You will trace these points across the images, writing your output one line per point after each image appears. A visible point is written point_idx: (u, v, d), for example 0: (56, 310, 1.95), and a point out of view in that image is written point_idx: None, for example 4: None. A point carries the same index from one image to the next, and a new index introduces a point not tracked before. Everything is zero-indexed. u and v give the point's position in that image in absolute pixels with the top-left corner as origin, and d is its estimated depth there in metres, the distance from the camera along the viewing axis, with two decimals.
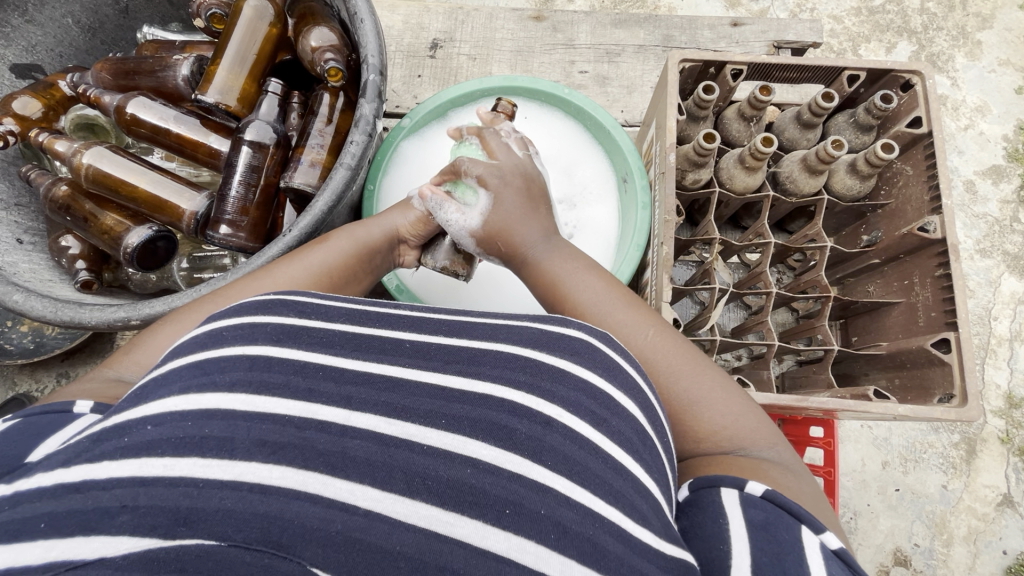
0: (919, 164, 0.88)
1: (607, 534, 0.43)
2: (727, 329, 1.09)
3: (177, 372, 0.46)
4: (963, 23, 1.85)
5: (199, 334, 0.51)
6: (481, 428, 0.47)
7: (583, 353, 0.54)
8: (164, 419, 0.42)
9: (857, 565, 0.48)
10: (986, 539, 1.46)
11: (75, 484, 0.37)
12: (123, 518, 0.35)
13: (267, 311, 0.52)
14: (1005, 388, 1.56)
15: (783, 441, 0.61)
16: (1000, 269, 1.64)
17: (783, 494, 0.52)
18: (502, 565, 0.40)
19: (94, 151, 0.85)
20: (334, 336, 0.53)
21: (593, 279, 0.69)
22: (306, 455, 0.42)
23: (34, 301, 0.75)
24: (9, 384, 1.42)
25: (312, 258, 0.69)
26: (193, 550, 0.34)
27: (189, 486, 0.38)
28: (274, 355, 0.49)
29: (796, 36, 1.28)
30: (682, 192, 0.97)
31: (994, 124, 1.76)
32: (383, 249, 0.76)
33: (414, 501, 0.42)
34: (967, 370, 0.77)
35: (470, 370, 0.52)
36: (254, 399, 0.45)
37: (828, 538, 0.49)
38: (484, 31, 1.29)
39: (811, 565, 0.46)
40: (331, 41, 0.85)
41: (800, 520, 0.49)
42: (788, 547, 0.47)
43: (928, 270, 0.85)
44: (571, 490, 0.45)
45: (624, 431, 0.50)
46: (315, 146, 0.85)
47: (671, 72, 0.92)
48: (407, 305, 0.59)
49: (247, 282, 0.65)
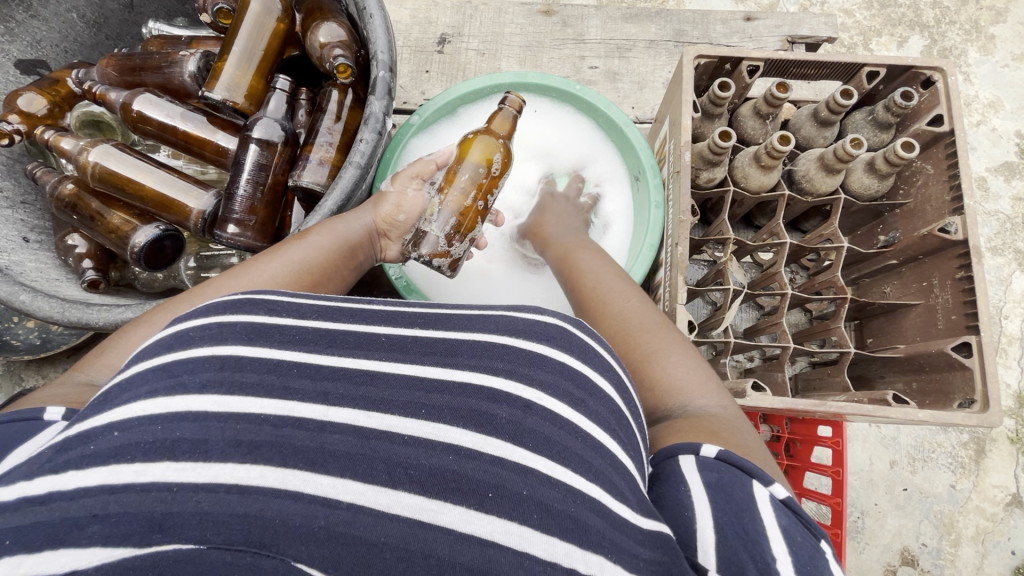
0: (940, 163, 0.86)
1: (586, 510, 0.42)
2: (740, 330, 1.07)
3: (143, 375, 0.45)
4: (977, 17, 1.81)
5: (164, 337, 0.49)
6: (461, 416, 0.46)
7: (558, 337, 0.53)
8: (132, 424, 0.41)
9: (805, 514, 0.48)
10: (994, 539, 1.45)
11: (40, 497, 0.36)
12: (93, 529, 0.35)
13: (237, 311, 0.51)
14: (1015, 387, 1.54)
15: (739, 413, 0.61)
16: (1011, 267, 1.62)
17: (735, 453, 0.52)
18: (488, 549, 0.39)
19: (100, 149, 0.84)
20: (307, 333, 0.51)
21: (597, 255, 0.83)
22: (284, 453, 0.41)
23: (41, 301, 0.74)
24: (15, 379, 1.42)
25: (292, 254, 0.67)
26: (172, 556, 0.34)
27: (162, 491, 0.37)
28: (246, 355, 0.48)
29: (811, 31, 1.26)
30: (695, 191, 0.95)
31: (1007, 119, 1.73)
32: (365, 239, 0.77)
33: (396, 491, 0.41)
34: (988, 374, 0.75)
35: (450, 360, 0.51)
36: (227, 399, 0.44)
37: (776, 489, 0.49)
38: (492, 26, 1.27)
39: (766, 521, 0.46)
40: (340, 37, 0.84)
41: (750, 476, 0.49)
42: (745, 506, 0.47)
43: (948, 272, 0.84)
44: (551, 470, 0.43)
45: (601, 411, 0.50)
46: (323, 144, 0.83)
47: (686, 68, 0.90)
48: (383, 299, 0.58)
49: (222, 284, 0.62)
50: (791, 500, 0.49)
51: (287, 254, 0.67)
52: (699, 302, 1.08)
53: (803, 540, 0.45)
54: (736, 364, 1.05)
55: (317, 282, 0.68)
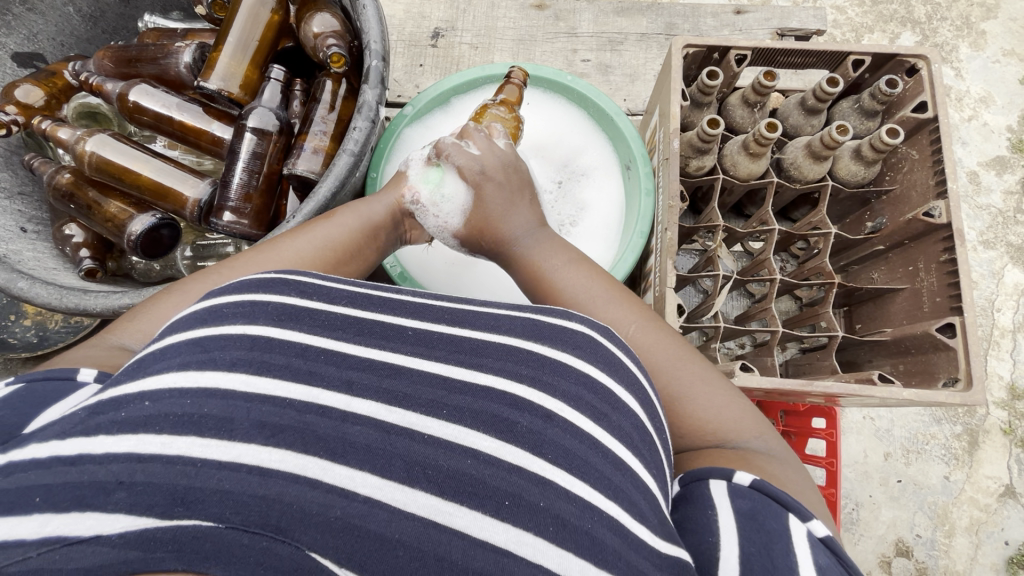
0: (924, 149, 0.88)
1: (602, 527, 0.43)
2: (730, 317, 1.08)
3: (177, 347, 0.46)
4: (967, 14, 1.83)
5: (198, 310, 0.50)
6: (483, 421, 0.47)
7: (584, 347, 0.54)
8: (162, 395, 0.42)
9: (844, 555, 0.49)
10: (988, 530, 1.46)
11: (71, 457, 0.37)
12: (119, 495, 0.36)
13: (268, 290, 0.52)
14: (1008, 379, 1.56)
15: (773, 431, 0.61)
16: (1003, 260, 1.63)
17: (773, 484, 0.53)
18: (502, 557, 0.40)
19: (96, 139, 0.85)
20: (337, 319, 0.52)
21: (579, 273, 0.69)
22: (306, 441, 0.42)
23: (38, 288, 0.75)
24: (12, 376, 1.42)
25: (318, 231, 0.68)
26: (192, 531, 0.34)
27: (187, 465, 0.38)
28: (276, 336, 0.49)
29: (800, 24, 1.28)
30: (685, 179, 0.97)
31: (998, 114, 1.75)
32: (390, 221, 0.74)
33: (414, 490, 0.42)
34: (971, 353, 0.77)
35: (474, 362, 0.52)
36: (255, 380, 0.45)
37: (815, 527, 0.49)
38: (486, 20, 1.28)
39: (799, 556, 0.47)
40: (334, 27, 0.85)
41: (787, 509, 0.50)
42: (775, 538, 0.48)
43: (933, 256, 0.85)
44: (571, 485, 0.45)
45: (624, 426, 0.50)
46: (318, 133, 0.85)
47: (675, 57, 0.91)
48: (411, 290, 0.58)
49: (250, 258, 0.64)
50: (831, 538, 0.49)
51: (310, 237, 0.67)
52: (690, 290, 1.09)
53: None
54: (726, 351, 1.06)
55: (340, 260, 0.68)
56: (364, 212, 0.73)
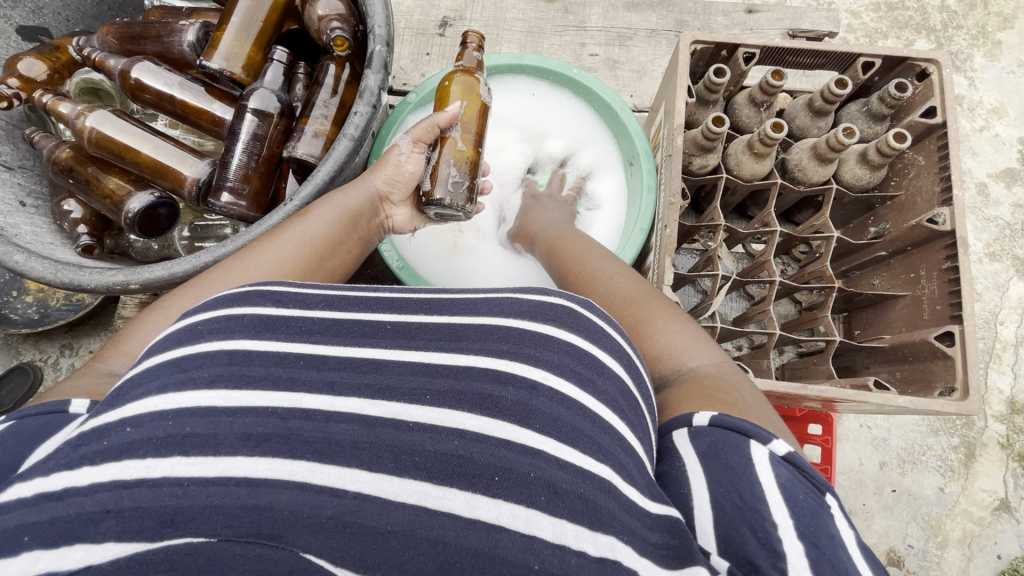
0: (931, 155, 0.87)
1: (596, 490, 0.43)
2: (728, 319, 1.08)
3: (155, 370, 0.46)
4: (984, 23, 1.81)
5: (173, 332, 0.49)
6: (467, 401, 0.46)
7: (565, 318, 0.53)
8: (144, 420, 0.41)
9: (809, 469, 0.48)
10: (981, 543, 1.45)
11: (57, 492, 0.37)
12: (108, 524, 0.36)
13: (243, 303, 0.51)
14: (1008, 393, 1.55)
15: (741, 371, 0.60)
16: (1009, 273, 1.62)
17: (732, 415, 0.52)
18: (495, 532, 0.39)
19: (97, 115, 0.85)
20: (314, 325, 0.52)
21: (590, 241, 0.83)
22: (292, 445, 0.41)
23: (34, 262, 0.75)
24: (12, 353, 1.42)
25: (293, 231, 0.69)
26: (183, 548, 0.35)
27: (175, 485, 0.38)
28: (253, 348, 0.48)
29: (812, 25, 1.26)
30: (688, 177, 0.95)
31: (1011, 126, 1.73)
32: (365, 213, 0.77)
33: (402, 478, 0.41)
34: (969, 363, 0.76)
35: (455, 346, 0.51)
36: (235, 394, 0.44)
37: (776, 447, 0.48)
38: (494, 11, 1.27)
39: (764, 484, 0.46)
40: (338, 10, 0.84)
41: (747, 436, 0.49)
42: (740, 472, 0.47)
43: (935, 263, 0.84)
44: (560, 452, 0.44)
45: (610, 390, 0.50)
46: (319, 117, 0.84)
47: (682, 53, 0.91)
48: (388, 287, 0.58)
49: (227, 268, 0.64)
50: (794, 454, 0.48)
51: (289, 237, 0.68)
52: (689, 289, 1.08)
53: (804, 495, 0.45)
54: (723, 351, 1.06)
55: (319, 259, 0.69)
56: (340, 204, 0.75)
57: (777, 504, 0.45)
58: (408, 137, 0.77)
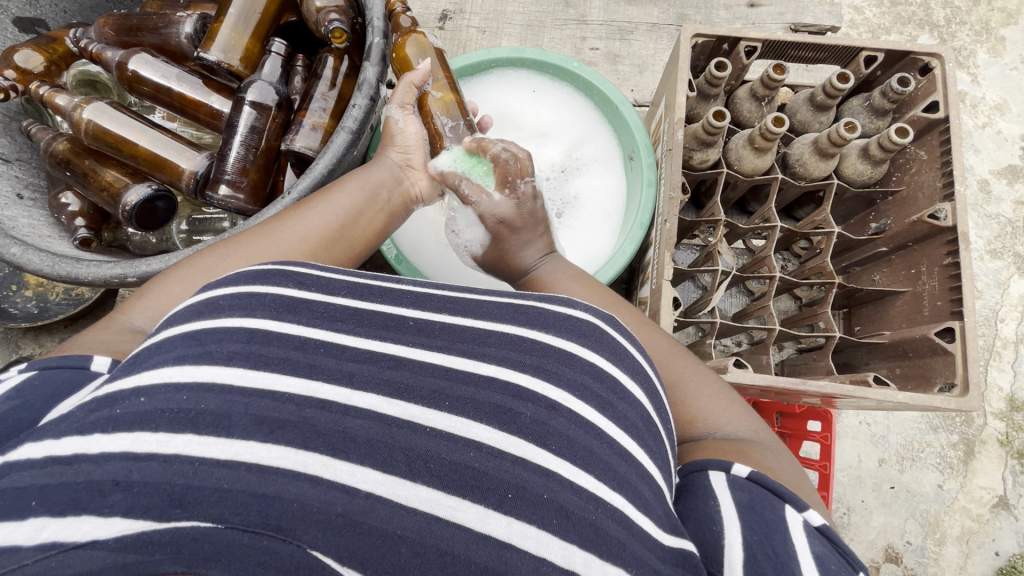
0: (933, 151, 0.86)
1: (609, 519, 0.43)
2: (728, 314, 1.08)
3: (171, 340, 0.46)
4: (987, 19, 1.80)
5: (194, 303, 0.49)
6: (485, 413, 0.46)
7: (589, 336, 0.53)
8: (157, 390, 0.41)
9: (841, 544, 0.49)
10: (978, 540, 1.45)
11: (67, 457, 0.37)
12: (115, 498, 0.35)
13: (265, 282, 0.51)
14: (1007, 390, 1.54)
15: (766, 426, 0.60)
16: (1010, 270, 1.61)
17: (768, 476, 0.52)
18: (505, 551, 0.39)
19: (94, 106, 0.84)
20: (336, 310, 0.52)
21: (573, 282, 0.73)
22: (306, 436, 0.41)
23: (31, 254, 0.75)
24: (11, 346, 1.42)
25: (318, 206, 0.67)
26: (191, 533, 0.34)
27: (185, 464, 0.38)
28: (274, 329, 0.48)
29: (814, 19, 1.25)
30: (688, 172, 0.95)
31: (1013, 123, 1.72)
32: (389, 186, 0.76)
33: (415, 484, 0.41)
34: (969, 360, 0.76)
35: (479, 352, 0.51)
36: (253, 373, 0.44)
37: (811, 515, 0.49)
38: (495, 4, 1.26)
39: (796, 543, 0.47)
40: (337, 2, 0.83)
41: (784, 500, 0.50)
42: (775, 528, 0.47)
43: (936, 259, 0.84)
44: (574, 476, 0.44)
45: (629, 415, 0.50)
46: (317, 110, 0.84)
47: (683, 47, 0.90)
48: (399, 279, 0.57)
49: (249, 239, 0.63)
50: (827, 526, 0.49)
51: (312, 210, 0.67)
52: (689, 285, 1.08)
53: (836, 567, 0.46)
54: (722, 347, 1.05)
55: (340, 237, 0.68)
56: (364, 179, 0.74)
57: (810, 566, 0.45)
58: (392, 106, 0.79)
